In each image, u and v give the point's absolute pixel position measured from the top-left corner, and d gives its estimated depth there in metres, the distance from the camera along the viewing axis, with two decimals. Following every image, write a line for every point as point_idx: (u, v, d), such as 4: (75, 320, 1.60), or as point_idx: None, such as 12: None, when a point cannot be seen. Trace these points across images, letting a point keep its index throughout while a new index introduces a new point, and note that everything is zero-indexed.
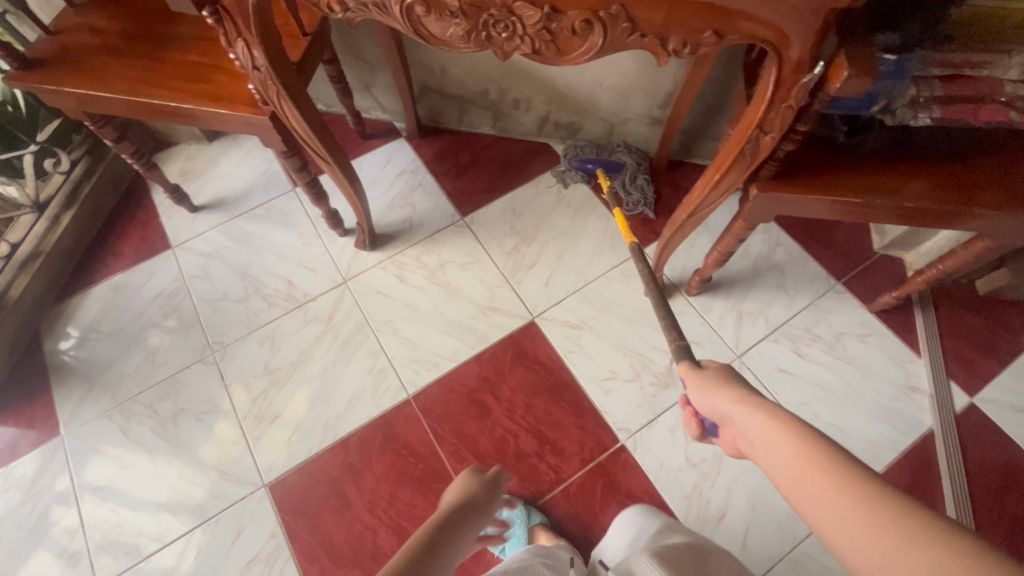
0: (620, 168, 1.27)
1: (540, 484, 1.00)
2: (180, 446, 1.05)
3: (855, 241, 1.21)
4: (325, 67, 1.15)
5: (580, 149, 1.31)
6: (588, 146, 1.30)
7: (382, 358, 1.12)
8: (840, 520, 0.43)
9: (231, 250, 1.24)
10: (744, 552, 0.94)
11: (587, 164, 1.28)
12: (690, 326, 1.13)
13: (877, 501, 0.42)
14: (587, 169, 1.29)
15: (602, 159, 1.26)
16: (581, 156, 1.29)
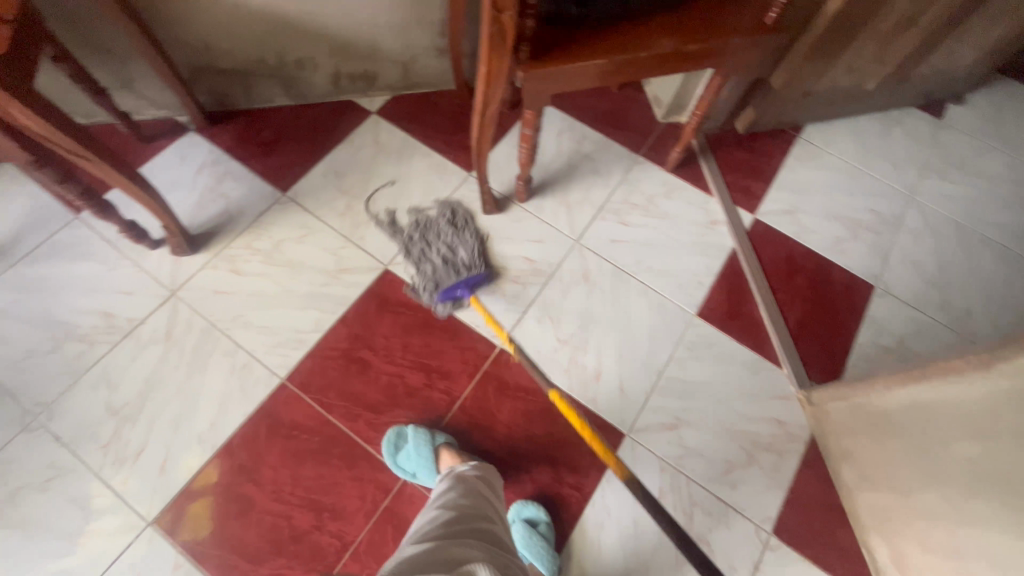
0: (483, 275, 1.13)
1: (438, 410, 1.04)
2: (30, 525, 0.91)
3: (641, 118, 1.39)
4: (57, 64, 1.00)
5: (420, 271, 1.14)
6: (433, 266, 1.13)
7: (242, 354, 1.06)
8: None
9: (20, 303, 1.07)
10: (623, 395, 1.08)
11: (453, 290, 1.10)
12: (530, 228, 1.23)
13: None
14: (448, 290, 1.10)
15: (467, 275, 1.10)
16: (443, 285, 1.11)
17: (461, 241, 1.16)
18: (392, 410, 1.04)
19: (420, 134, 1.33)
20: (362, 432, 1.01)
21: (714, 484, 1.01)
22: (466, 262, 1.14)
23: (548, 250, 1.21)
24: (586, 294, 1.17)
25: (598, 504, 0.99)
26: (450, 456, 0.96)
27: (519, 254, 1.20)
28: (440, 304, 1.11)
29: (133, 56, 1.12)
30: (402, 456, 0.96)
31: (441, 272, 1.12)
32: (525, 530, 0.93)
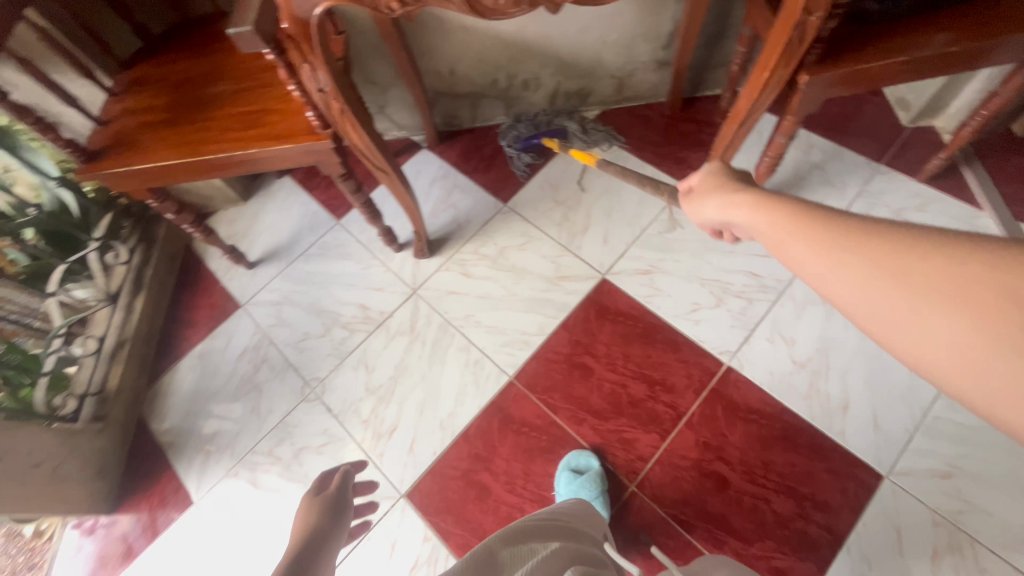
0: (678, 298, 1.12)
1: (663, 424, 1.02)
2: (310, 482, 1.07)
3: (882, 123, 1.25)
4: None
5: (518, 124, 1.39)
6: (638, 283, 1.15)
7: (474, 350, 1.15)
8: (860, 296, 0.39)
9: (298, 292, 1.29)
10: (878, 431, 0.96)
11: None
12: (754, 242, 1.16)
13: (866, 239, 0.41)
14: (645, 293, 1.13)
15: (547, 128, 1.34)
16: (523, 139, 1.34)
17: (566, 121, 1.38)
18: (615, 418, 1.04)
19: (631, 147, 1.34)
20: (587, 437, 1.03)
21: (1008, 551, 0.85)
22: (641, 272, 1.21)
23: (775, 265, 1.13)
24: (824, 314, 1.07)
25: (854, 549, 0.88)
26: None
27: (743, 269, 1.14)
28: (521, 168, 1.35)
29: (395, 84, 1.29)
30: (570, 473, 0.97)
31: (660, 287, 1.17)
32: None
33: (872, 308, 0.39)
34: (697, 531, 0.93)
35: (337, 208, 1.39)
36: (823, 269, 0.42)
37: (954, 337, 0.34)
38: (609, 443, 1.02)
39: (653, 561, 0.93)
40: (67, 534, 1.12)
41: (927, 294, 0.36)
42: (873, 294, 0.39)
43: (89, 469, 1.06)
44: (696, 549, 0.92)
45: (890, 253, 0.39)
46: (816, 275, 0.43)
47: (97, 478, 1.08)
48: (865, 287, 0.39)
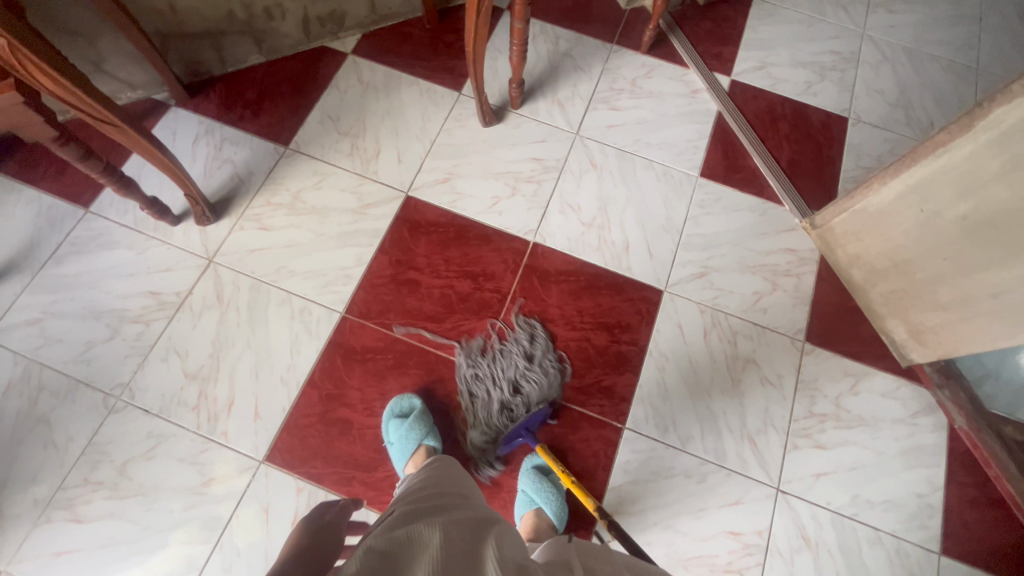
0: (545, 409, 1.03)
1: (493, 307, 1.12)
2: (149, 490, 0.96)
3: (607, 9, 1.44)
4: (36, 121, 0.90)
5: (479, 369, 1.06)
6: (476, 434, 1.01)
7: (297, 299, 1.11)
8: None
9: (62, 301, 1.08)
10: (653, 258, 1.18)
11: (514, 439, 1.01)
12: (531, 131, 1.28)
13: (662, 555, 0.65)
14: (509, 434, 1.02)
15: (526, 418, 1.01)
16: (502, 435, 1.01)
17: (512, 367, 1.07)
18: (451, 317, 1.11)
19: (401, 65, 1.34)
20: (430, 341, 1.09)
21: (748, 313, 1.14)
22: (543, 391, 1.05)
23: (552, 147, 1.27)
24: (597, 179, 1.25)
25: (655, 351, 1.11)
26: (420, 460, 0.97)
27: (527, 157, 1.26)
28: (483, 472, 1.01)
29: (103, 32, 1.09)
30: (397, 420, 1.00)
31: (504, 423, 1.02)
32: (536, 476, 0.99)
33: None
34: None
35: (80, 195, 1.17)
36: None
37: None
38: (451, 339, 1.09)
39: None
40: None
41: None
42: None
43: None
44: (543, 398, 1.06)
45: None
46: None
47: None
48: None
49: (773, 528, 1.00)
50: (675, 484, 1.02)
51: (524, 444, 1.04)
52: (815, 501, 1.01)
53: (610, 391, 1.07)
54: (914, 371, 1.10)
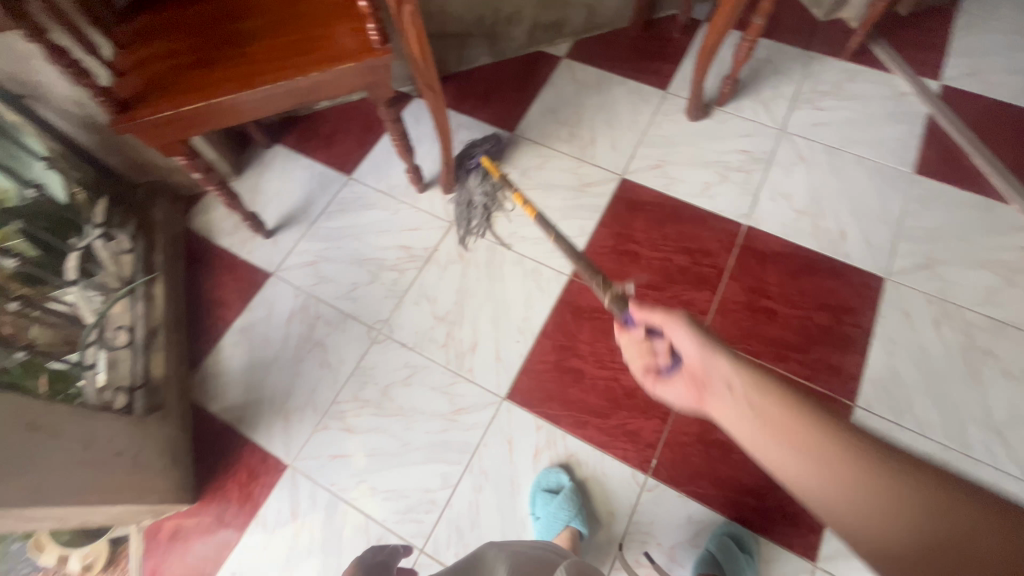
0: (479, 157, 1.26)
1: (712, 280, 1.17)
2: (409, 411, 1.08)
3: (804, 20, 1.51)
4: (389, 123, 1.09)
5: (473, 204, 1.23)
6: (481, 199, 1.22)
7: (528, 261, 1.22)
8: (754, 437, 0.57)
9: (332, 248, 1.26)
10: (871, 247, 1.19)
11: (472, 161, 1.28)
12: (737, 126, 1.36)
13: (807, 416, 0.56)
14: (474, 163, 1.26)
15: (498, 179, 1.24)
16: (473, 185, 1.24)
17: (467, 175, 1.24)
18: (671, 285, 1.18)
19: (611, 66, 1.48)
20: (653, 307, 1.15)
21: (983, 307, 1.11)
22: (483, 193, 1.23)
23: (758, 141, 1.34)
24: (806, 171, 1.29)
25: (882, 335, 1.10)
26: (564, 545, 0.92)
27: (735, 148, 1.33)
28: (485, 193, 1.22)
29: None
30: (545, 495, 0.97)
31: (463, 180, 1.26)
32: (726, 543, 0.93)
33: (844, 488, 0.49)
34: (765, 355, 1.10)
35: (345, 164, 1.37)
36: (793, 468, 0.53)
37: (794, 464, 0.53)
38: (670, 305, 1.15)
39: None
40: (147, 538, 1.04)
41: (793, 437, 0.54)
42: (744, 420, 0.59)
43: (163, 456, 0.99)
44: (768, 369, 1.08)
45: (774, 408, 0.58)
46: (755, 448, 0.57)
47: (174, 465, 1.01)
48: (743, 415, 0.60)
49: None
50: None
51: None
52: None
53: (837, 368, 1.07)
54: None
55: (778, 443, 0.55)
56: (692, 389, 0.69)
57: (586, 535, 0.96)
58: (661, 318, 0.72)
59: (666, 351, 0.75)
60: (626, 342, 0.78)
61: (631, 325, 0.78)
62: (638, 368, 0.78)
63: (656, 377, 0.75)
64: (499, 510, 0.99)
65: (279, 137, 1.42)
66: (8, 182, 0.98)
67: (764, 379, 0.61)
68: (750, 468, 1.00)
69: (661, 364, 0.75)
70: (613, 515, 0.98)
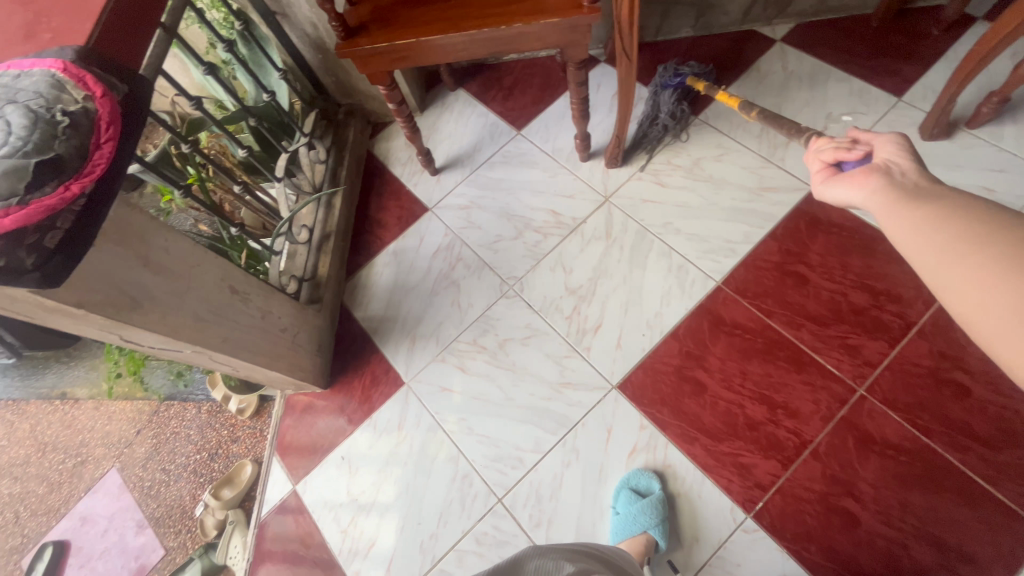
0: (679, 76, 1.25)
1: (892, 332, 1.00)
2: (520, 369, 1.11)
3: None
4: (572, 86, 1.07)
5: (658, 121, 1.26)
6: (666, 118, 1.24)
7: (676, 256, 1.14)
8: (962, 284, 0.43)
9: (486, 198, 1.31)
10: None
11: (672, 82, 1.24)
12: (986, 157, 1.09)
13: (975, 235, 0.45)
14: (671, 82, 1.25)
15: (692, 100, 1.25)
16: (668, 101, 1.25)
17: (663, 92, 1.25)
18: (836, 324, 1.02)
19: (835, 60, 1.27)
20: (807, 341, 1.02)
21: None
22: (671, 113, 1.25)
23: (1011, 180, 1.07)
24: None
25: None
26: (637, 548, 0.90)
27: (975, 184, 1.08)
28: (669, 118, 1.25)
29: None
30: (631, 493, 0.95)
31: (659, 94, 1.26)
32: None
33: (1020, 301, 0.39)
34: (938, 436, 0.91)
35: (517, 119, 1.40)
36: (952, 270, 0.45)
37: (972, 271, 0.43)
38: (829, 346, 1.01)
39: (889, 460, 0.91)
40: (286, 404, 1.24)
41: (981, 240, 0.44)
42: (953, 260, 0.45)
43: (313, 343, 1.15)
44: (937, 453, 0.90)
45: (968, 234, 0.45)
46: (917, 246, 0.48)
47: (318, 353, 1.16)
48: (924, 229, 0.48)
49: None
50: None
51: (896, 491, 0.89)
52: None
53: None
54: None
55: (944, 256, 0.46)
56: (864, 174, 0.58)
57: (662, 549, 0.92)
58: (887, 155, 0.59)
59: (862, 150, 0.63)
60: (821, 173, 0.67)
61: (844, 169, 0.64)
62: (821, 163, 0.67)
63: (834, 170, 0.65)
64: (580, 490, 0.99)
65: (464, 82, 1.49)
66: (252, 85, 1.17)
67: (941, 192, 0.51)
68: (876, 553, 0.87)
69: (846, 158, 0.64)
70: (696, 541, 0.92)
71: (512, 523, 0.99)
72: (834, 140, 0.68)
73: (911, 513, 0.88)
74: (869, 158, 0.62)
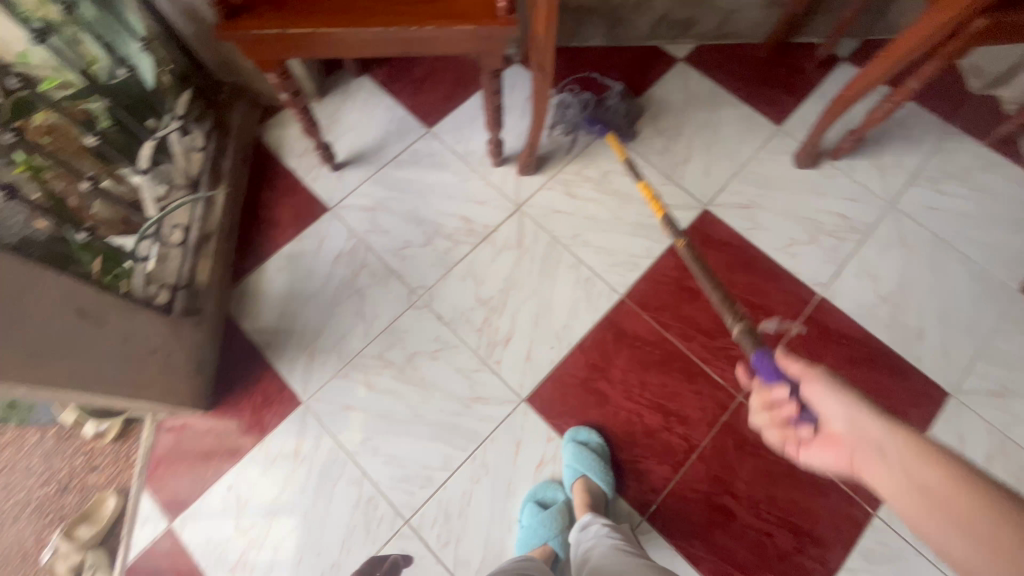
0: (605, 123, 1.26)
1: (767, 343, 1.11)
2: (429, 384, 1.08)
3: (956, 87, 1.35)
4: (486, 92, 1.03)
5: (563, 117, 1.28)
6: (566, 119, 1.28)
7: (584, 268, 1.17)
8: (962, 553, 0.53)
9: (393, 199, 1.24)
10: (947, 357, 1.10)
11: (595, 121, 1.26)
12: (843, 187, 1.25)
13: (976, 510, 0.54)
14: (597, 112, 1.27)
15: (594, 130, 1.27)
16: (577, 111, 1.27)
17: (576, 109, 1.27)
18: (722, 336, 1.12)
19: (729, 84, 1.36)
20: (698, 352, 1.11)
21: None
22: (570, 128, 1.28)
23: (861, 209, 1.23)
24: (903, 258, 1.19)
25: None
26: None
27: (833, 210, 1.23)
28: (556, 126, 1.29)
29: None
30: (535, 506, 0.98)
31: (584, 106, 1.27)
32: (577, 446, 1.00)
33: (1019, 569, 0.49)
34: None
35: (427, 115, 1.32)
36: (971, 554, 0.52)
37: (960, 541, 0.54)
38: (716, 356, 1.10)
39: (760, 459, 1.03)
40: (159, 427, 1.09)
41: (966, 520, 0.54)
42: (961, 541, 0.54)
43: (190, 362, 1.01)
44: None
45: (949, 523, 0.55)
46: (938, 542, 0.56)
47: (198, 372, 1.04)
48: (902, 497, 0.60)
49: None
50: None
51: (765, 487, 1.01)
52: None
53: None
54: None
55: (947, 534, 0.55)
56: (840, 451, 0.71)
57: (563, 556, 0.97)
58: (842, 425, 0.71)
59: (794, 407, 0.75)
60: (768, 416, 0.78)
61: (799, 425, 0.75)
62: (772, 423, 0.78)
63: (800, 443, 0.76)
64: (489, 506, 1.00)
65: (369, 68, 1.37)
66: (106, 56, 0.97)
67: (918, 456, 0.61)
68: (748, 544, 0.98)
69: (796, 420, 0.75)
70: None
71: (418, 544, 0.97)
72: (767, 404, 0.80)
73: (776, 505, 1.00)
74: (807, 412, 0.75)
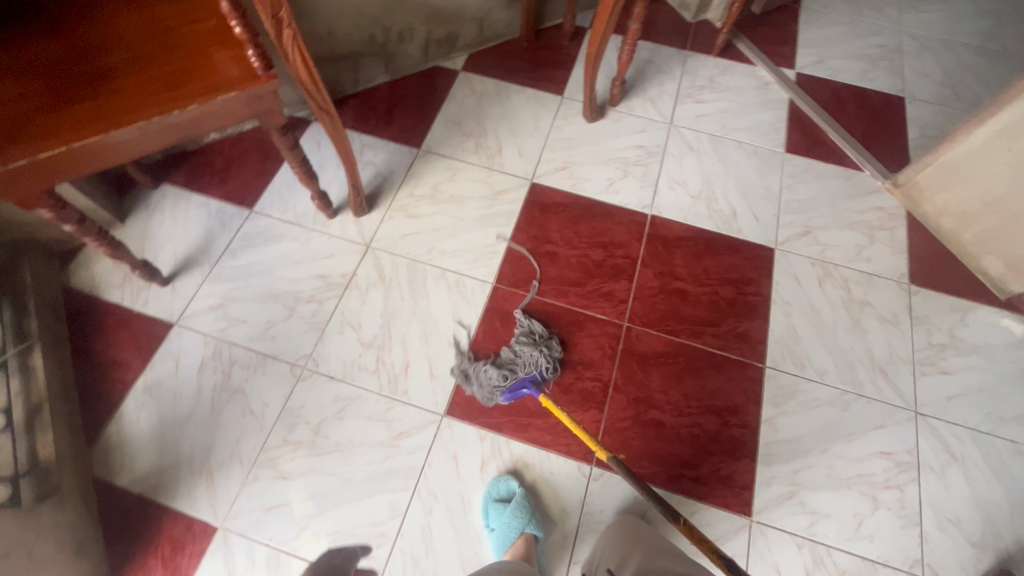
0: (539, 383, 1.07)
1: (627, 270, 1.24)
2: (346, 445, 1.04)
3: (676, 22, 1.64)
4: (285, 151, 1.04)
5: (484, 376, 1.07)
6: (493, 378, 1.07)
7: (450, 274, 1.22)
8: None
9: (240, 288, 1.19)
10: (760, 222, 1.31)
11: (519, 389, 1.06)
12: (630, 125, 1.45)
13: None
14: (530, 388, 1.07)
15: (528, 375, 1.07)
16: (506, 386, 1.06)
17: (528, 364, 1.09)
18: (590, 280, 1.22)
19: (508, 76, 1.52)
20: (576, 302, 1.20)
21: (854, 262, 1.27)
22: (507, 377, 1.08)
23: (651, 136, 1.43)
24: (696, 161, 1.40)
25: (779, 300, 1.21)
26: (521, 552, 0.93)
27: (631, 145, 1.42)
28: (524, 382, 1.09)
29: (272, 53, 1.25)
30: (497, 505, 0.97)
31: (504, 372, 1.07)
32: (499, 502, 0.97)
33: None
34: (683, 332, 1.17)
35: (244, 198, 1.30)
36: None
37: None
38: (593, 298, 1.20)
39: (663, 366, 1.13)
40: None
41: None
42: None
43: (64, 549, 0.87)
44: (688, 345, 1.16)
45: None
46: None
47: (79, 555, 0.89)
48: None
49: (920, 447, 1.07)
50: (825, 412, 1.10)
51: (677, 386, 1.11)
52: (952, 420, 1.09)
53: (745, 335, 1.17)
54: (1013, 302, 1.22)
55: None
56: None
57: (541, 538, 0.97)
58: None
59: None
60: None
61: None
62: None
63: None
64: (451, 529, 0.97)
65: (166, 176, 1.32)
66: None
67: None
68: (684, 441, 1.06)
69: None
70: (564, 511, 1.00)
71: None
72: None
73: (691, 397, 1.11)
74: None
